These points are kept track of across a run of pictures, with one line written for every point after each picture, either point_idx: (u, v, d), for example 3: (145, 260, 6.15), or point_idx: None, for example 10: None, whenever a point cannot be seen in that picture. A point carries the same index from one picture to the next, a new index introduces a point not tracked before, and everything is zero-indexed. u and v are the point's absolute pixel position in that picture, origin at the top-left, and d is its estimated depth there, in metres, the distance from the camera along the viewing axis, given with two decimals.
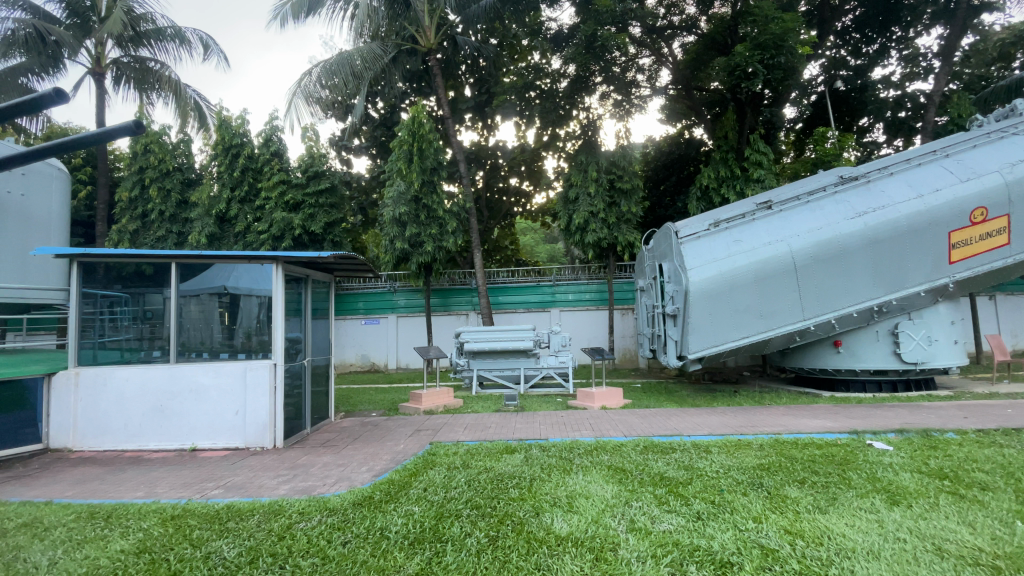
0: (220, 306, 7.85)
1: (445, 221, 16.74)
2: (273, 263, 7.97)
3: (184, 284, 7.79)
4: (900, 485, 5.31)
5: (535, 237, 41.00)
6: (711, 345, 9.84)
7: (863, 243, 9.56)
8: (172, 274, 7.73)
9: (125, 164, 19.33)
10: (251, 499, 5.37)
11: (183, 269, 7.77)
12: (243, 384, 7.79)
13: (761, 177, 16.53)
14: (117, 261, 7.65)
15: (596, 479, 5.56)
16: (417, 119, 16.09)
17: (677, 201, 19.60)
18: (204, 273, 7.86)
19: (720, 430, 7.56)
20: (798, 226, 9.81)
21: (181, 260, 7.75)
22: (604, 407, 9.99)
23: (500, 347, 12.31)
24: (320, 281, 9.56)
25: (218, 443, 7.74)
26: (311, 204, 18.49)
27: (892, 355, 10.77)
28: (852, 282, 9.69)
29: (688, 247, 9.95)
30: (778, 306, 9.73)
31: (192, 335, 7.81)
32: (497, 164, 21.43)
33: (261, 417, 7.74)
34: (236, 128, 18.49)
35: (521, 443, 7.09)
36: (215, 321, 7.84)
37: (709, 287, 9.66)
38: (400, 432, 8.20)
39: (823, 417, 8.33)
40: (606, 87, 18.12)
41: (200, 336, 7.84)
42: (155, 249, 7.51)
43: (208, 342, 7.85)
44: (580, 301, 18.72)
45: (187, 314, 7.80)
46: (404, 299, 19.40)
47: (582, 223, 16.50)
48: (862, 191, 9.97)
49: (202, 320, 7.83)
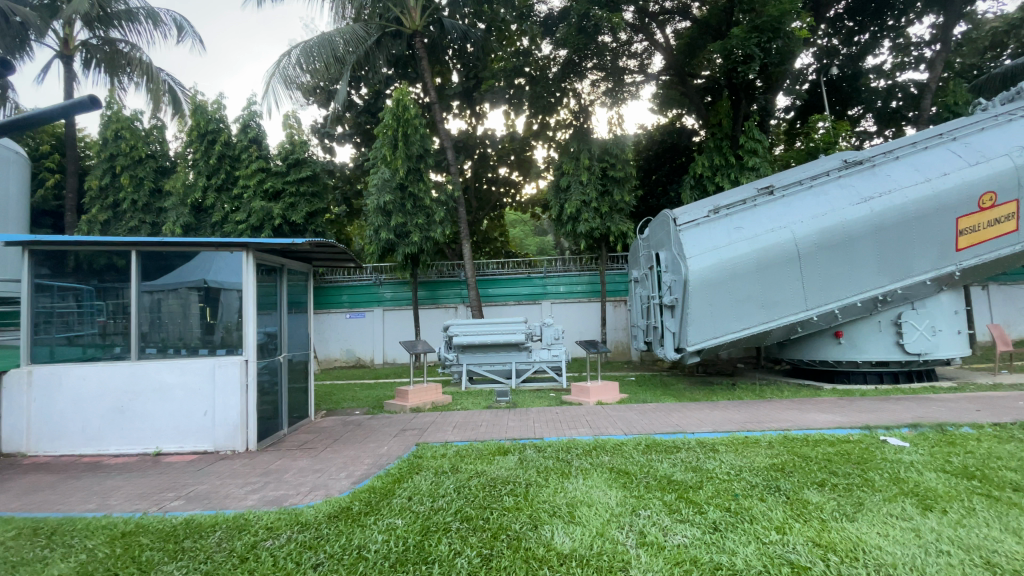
0: (200, 301, 7.21)
1: (432, 210, 16.14)
2: (243, 251, 7.33)
3: (160, 277, 7.17)
4: (928, 487, 4.89)
5: (524, 228, 40.37)
6: (710, 337, 9.41)
7: (870, 229, 9.15)
8: (147, 267, 7.13)
9: (94, 150, 18.36)
10: (214, 511, 4.82)
11: (161, 261, 7.19)
12: (212, 383, 7.16)
13: (756, 165, 16.13)
14: (87, 252, 7.03)
15: (599, 483, 5.08)
16: (401, 103, 15.39)
17: (671, 190, 19.07)
18: (183, 265, 7.22)
19: (725, 426, 7.09)
20: (802, 211, 9.34)
21: (157, 250, 7.17)
22: (599, 403, 9.52)
23: (490, 340, 11.79)
24: (297, 272, 8.95)
25: (185, 447, 7.13)
26: (292, 192, 17.80)
27: (895, 346, 10.43)
28: (856, 270, 9.28)
29: (687, 233, 9.42)
30: (781, 295, 9.30)
31: (170, 331, 7.19)
32: (486, 154, 20.81)
33: (231, 418, 7.13)
34: (211, 113, 17.60)
35: (514, 443, 6.59)
36: (194, 316, 7.20)
37: (710, 276, 9.19)
38: (384, 432, 7.64)
39: (830, 411, 7.93)
40: (597, 73, 17.68)
41: (178, 331, 7.20)
42: (129, 239, 6.91)
43: (186, 337, 7.22)
44: (571, 293, 18.25)
45: (165, 309, 7.18)
46: (390, 292, 18.79)
47: (573, 212, 15.97)
48: (868, 176, 9.52)
49: (180, 314, 7.19)
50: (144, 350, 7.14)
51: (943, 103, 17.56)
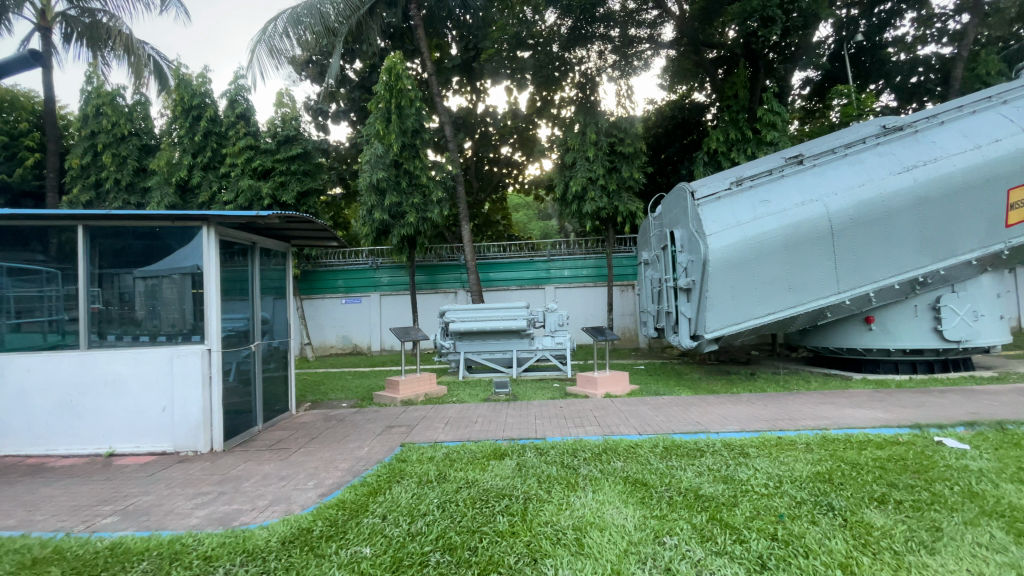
0: (196, 286, 6.42)
1: (429, 188, 15.15)
2: (203, 225, 6.44)
3: (153, 260, 6.37)
4: (1012, 504, 4.03)
5: (527, 213, 39.66)
6: (730, 323, 8.46)
7: (910, 203, 8.19)
8: (139, 249, 6.35)
9: (75, 127, 17.47)
10: (148, 534, 4.07)
11: (140, 239, 6.36)
12: (170, 376, 6.32)
13: (775, 140, 15.03)
14: (66, 231, 6.19)
15: (613, 497, 4.24)
16: (393, 72, 14.30)
17: (682, 168, 17.93)
18: (177, 248, 6.42)
19: (753, 424, 6.20)
20: (835, 183, 8.35)
21: (131, 227, 6.33)
22: (608, 395, 8.66)
23: (489, 327, 10.92)
24: (272, 250, 8.03)
25: (141, 447, 6.32)
26: (282, 171, 16.88)
27: (933, 332, 9.50)
28: (895, 248, 8.32)
29: (707, 209, 8.45)
30: (810, 276, 8.35)
31: (164, 318, 6.38)
32: (487, 133, 19.85)
33: (192, 415, 6.30)
34: (196, 87, 16.60)
35: (512, 444, 5.76)
36: (189, 302, 6.41)
37: (732, 256, 8.23)
38: (368, 430, 6.81)
39: (869, 406, 7.04)
40: (603, 44, 16.73)
41: (171, 318, 6.39)
42: (81, 212, 6.06)
43: (178, 325, 6.41)
44: (576, 278, 17.33)
45: (161, 296, 6.37)
46: (388, 276, 17.91)
47: (579, 191, 14.96)
48: (909, 143, 8.50)
49: (175, 300, 6.39)
50: (120, 338, 6.33)
51: (976, 74, 16.31)
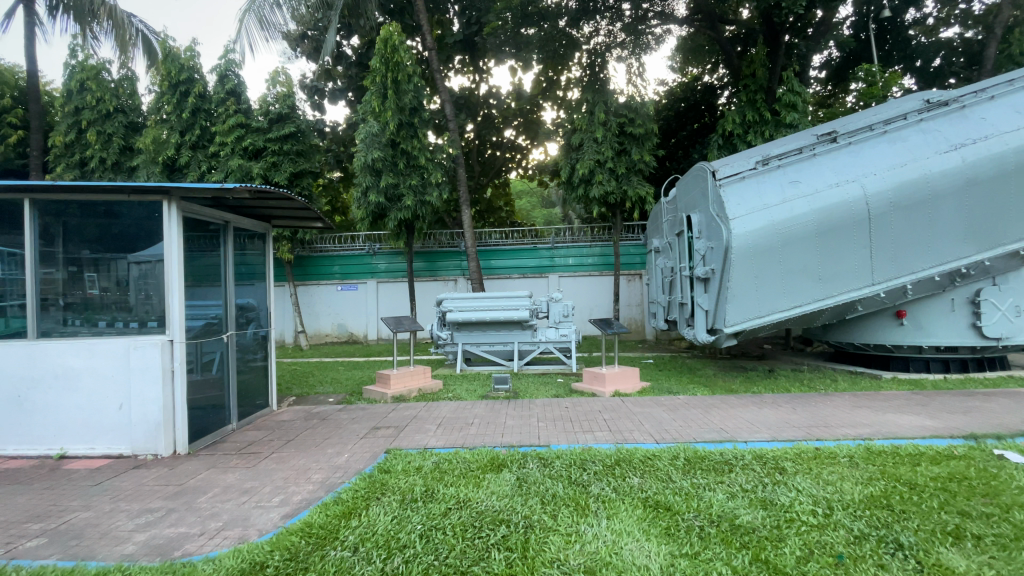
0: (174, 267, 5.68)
1: (428, 170, 14.34)
2: (163, 199, 5.67)
3: (133, 241, 5.66)
4: None
5: (531, 201, 38.77)
6: (752, 317, 7.68)
7: (955, 186, 7.41)
8: (119, 230, 5.64)
9: (58, 102, 16.64)
10: (73, 563, 3.38)
11: (97, 218, 5.63)
12: (126, 369, 5.58)
13: (795, 121, 14.11)
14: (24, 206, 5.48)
15: (632, 526, 3.54)
16: (389, 44, 13.40)
17: (692, 152, 16.98)
18: (148, 225, 5.68)
19: (786, 432, 5.47)
20: (872, 163, 7.55)
21: (90, 203, 5.61)
22: (617, 393, 7.94)
23: (489, 318, 10.19)
24: (249, 231, 7.26)
25: (96, 449, 5.63)
26: (274, 150, 16.07)
27: (970, 328, 8.74)
28: (937, 235, 7.55)
29: (730, 189, 7.66)
30: (842, 266, 7.57)
31: (156, 301, 5.66)
32: (491, 114, 18.94)
33: (152, 414, 5.58)
34: (184, 61, 15.72)
35: (511, 452, 5.06)
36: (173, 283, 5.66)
37: (756, 242, 7.46)
38: (351, 431, 6.11)
39: (910, 411, 6.31)
40: (613, 20, 15.80)
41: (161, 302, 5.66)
42: (29, 186, 5.33)
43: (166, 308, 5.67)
44: (581, 266, 16.56)
45: (155, 281, 5.66)
46: (385, 262, 17.16)
47: (586, 173, 14.12)
48: (955, 121, 7.69)
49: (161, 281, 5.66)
50: (110, 326, 5.63)
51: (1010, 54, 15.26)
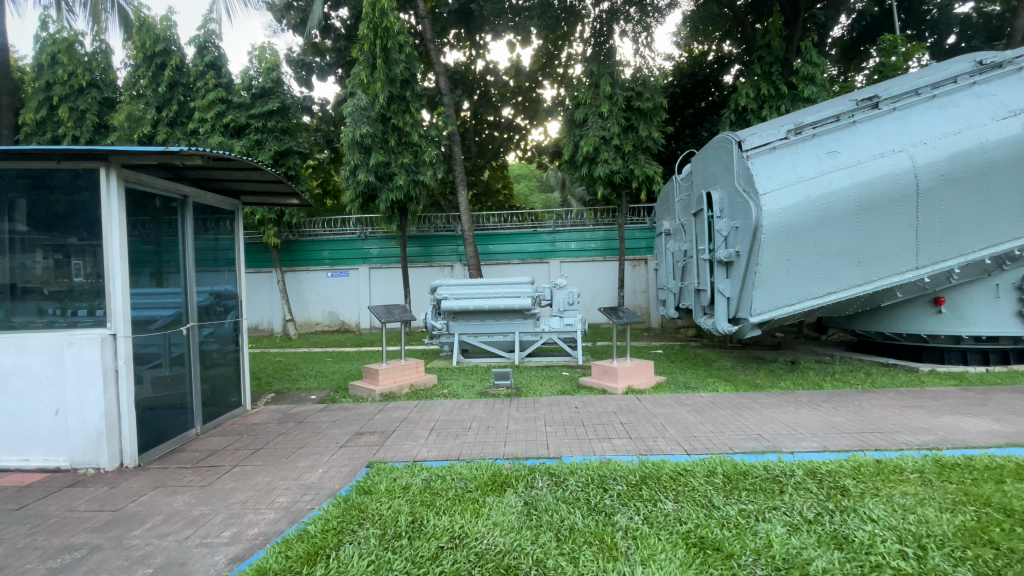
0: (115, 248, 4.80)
1: (421, 147, 13.36)
2: (101, 168, 4.76)
3: (76, 219, 4.78)
4: None
5: (529, 185, 37.86)
6: (783, 305, 6.86)
7: (1014, 157, 6.59)
8: (59, 207, 4.78)
9: (29, 77, 15.60)
10: None
11: (25, 190, 4.74)
12: (62, 368, 4.74)
13: (813, 95, 13.16)
14: None
15: None
16: (378, 9, 12.34)
17: (700, 131, 15.98)
18: (85, 199, 4.78)
19: (836, 441, 4.68)
20: (921, 131, 6.71)
21: (24, 174, 4.73)
22: (631, 389, 7.14)
23: (488, 306, 9.37)
24: (215, 208, 6.34)
25: (30, 461, 4.81)
26: (258, 128, 15.05)
27: (1014, 317, 7.95)
28: (991, 214, 6.74)
29: (759, 161, 6.82)
30: (884, 248, 6.75)
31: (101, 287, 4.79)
32: (488, 92, 17.93)
33: (91, 423, 4.75)
34: (159, 31, 14.66)
35: (516, 467, 4.26)
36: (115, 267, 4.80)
37: (790, 220, 6.61)
38: (330, 438, 5.31)
39: (969, 411, 5.52)
40: None
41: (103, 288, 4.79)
42: None
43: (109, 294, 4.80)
44: (584, 251, 15.72)
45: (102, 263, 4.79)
46: (377, 247, 16.28)
47: (590, 151, 13.12)
48: (1013, 84, 6.83)
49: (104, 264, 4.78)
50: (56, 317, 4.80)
51: None
